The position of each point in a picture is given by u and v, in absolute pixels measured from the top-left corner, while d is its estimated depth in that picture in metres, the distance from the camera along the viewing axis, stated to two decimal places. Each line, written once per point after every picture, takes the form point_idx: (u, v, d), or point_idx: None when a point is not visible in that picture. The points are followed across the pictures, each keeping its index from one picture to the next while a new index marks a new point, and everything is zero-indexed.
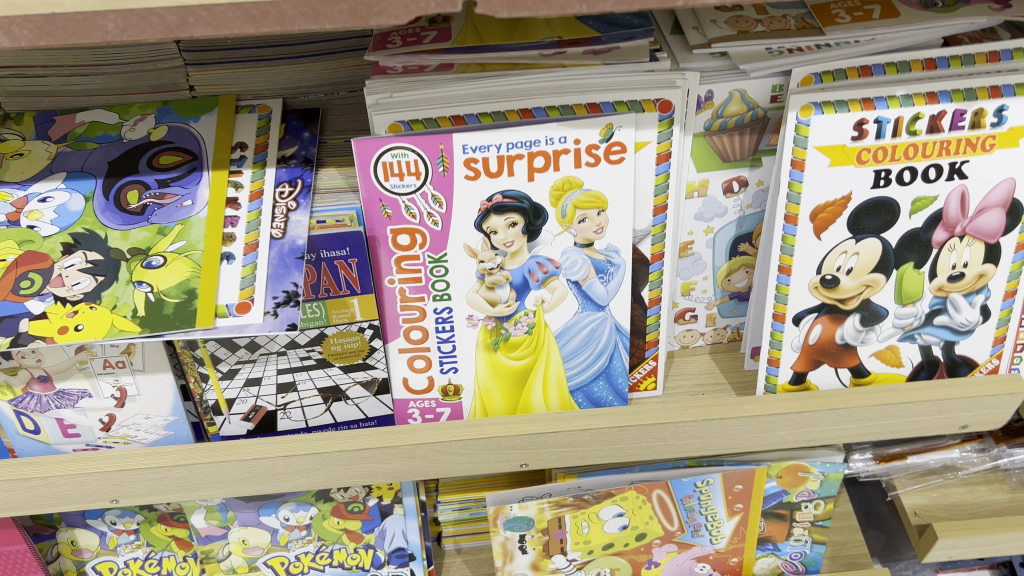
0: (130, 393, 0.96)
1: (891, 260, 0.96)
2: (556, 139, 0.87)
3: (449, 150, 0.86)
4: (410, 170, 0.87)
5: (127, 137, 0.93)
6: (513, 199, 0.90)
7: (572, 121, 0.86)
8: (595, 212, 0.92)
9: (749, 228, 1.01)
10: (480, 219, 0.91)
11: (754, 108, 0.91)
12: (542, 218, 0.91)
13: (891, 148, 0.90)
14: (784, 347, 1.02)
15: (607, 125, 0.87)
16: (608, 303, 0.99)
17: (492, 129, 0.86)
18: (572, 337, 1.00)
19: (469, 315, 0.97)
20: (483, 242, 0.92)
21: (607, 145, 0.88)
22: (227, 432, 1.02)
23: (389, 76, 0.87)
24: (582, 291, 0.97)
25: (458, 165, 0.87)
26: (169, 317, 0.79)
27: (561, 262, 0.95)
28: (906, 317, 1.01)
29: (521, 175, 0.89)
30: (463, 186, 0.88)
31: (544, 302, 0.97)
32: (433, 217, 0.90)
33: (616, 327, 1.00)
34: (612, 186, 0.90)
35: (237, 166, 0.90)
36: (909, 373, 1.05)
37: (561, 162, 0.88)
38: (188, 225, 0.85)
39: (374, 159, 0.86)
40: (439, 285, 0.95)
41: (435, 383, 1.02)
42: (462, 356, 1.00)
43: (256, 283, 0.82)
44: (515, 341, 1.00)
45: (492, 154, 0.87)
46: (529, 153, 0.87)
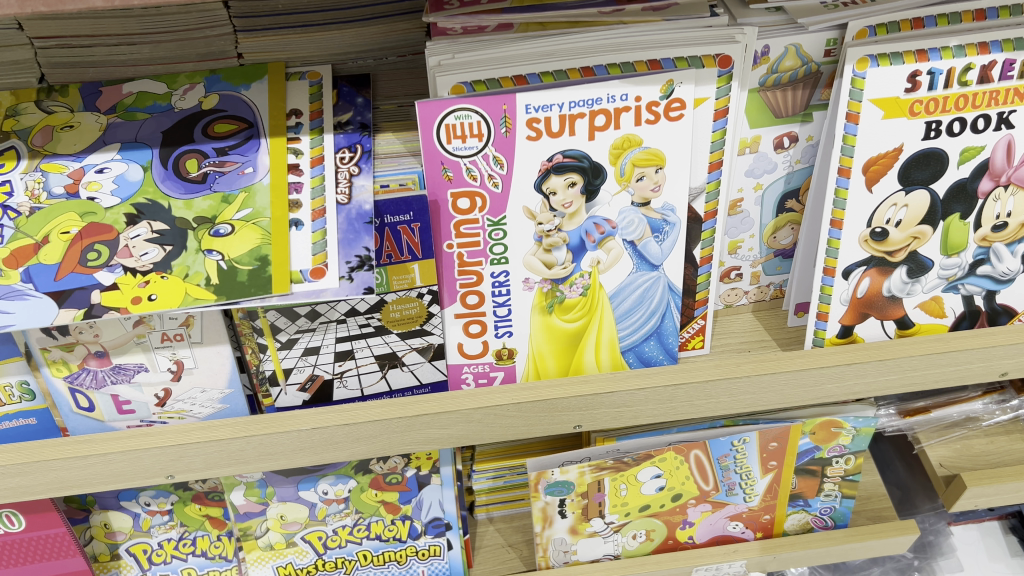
0: (187, 365, 0.95)
1: (939, 211, 0.98)
2: (617, 97, 0.87)
3: (512, 110, 0.86)
4: (473, 132, 0.87)
5: (178, 107, 0.91)
6: (573, 159, 0.90)
7: (633, 79, 0.86)
8: (652, 169, 0.92)
9: (797, 184, 1.02)
10: (540, 180, 0.91)
11: (809, 63, 0.92)
12: (601, 176, 0.91)
13: (942, 100, 0.91)
14: (833, 301, 1.03)
15: (668, 81, 0.87)
16: (662, 262, 0.99)
17: (554, 88, 0.86)
18: (626, 297, 1.01)
19: (525, 277, 0.97)
20: (542, 204, 0.92)
21: (667, 102, 0.88)
22: (283, 404, 1.01)
23: (450, 38, 0.87)
24: (637, 251, 0.98)
25: (521, 126, 0.87)
26: (244, 284, 0.79)
27: (618, 222, 0.95)
28: (950, 268, 1.03)
29: (582, 134, 0.88)
30: (525, 147, 0.88)
31: (600, 263, 0.97)
32: (494, 179, 0.90)
33: (669, 286, 1.01)
34: (671, 143, 0.91)
35: (294, 133, 0.89)
36: (951, 324, 1.07)
37: (621, 120, 0.88)
38: (253, 193, 0.84)
39: (438, 120, 0.86)
40: (498, 248, 0.94)
41: (489, 347, 1.01)
42: (518, 320, 1.00)
43: (328, 248, 0.81)
44: (570, 303, 1.00)
45: (554, 113, 0.87)
46: (590, 112, 0.87)
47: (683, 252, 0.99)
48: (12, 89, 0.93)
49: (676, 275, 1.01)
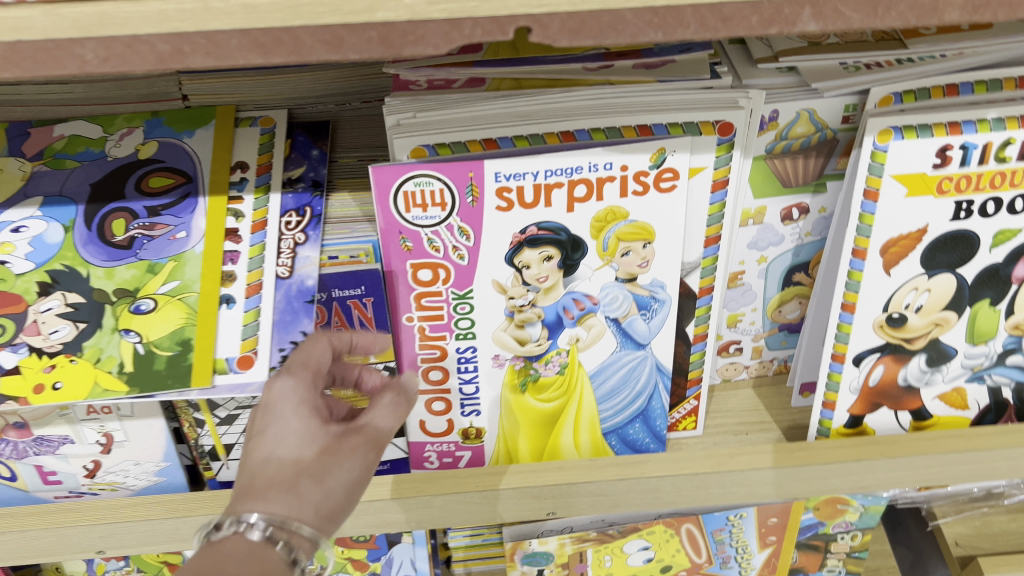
0: (118, 438, 0.86)
1: (965, 296, 0.87)
2: (600, 165, 0.76)
3: (479, 178, 0.75)
4: (435, 201, 0.76)
5: (112, 155, 0.82)
6: (550, 231, 0.80)
7: (620, 146, 0.75)
8: (640, 244, 0.82)
9: (806, 257, 0.91)
10: (512, 252, 0.80)
11: (823, 129, 0.80)
12: (581, 250, 0.81)
13: (976, 177, 0.79)
14: (841, 389, 0.92)
15: (659, 150, 0.76)
16: (649, 341, 0.89)
17: (528, 155, 0.75)
18: (610, 375, 0.90)
19: (495, 354, 0.87)
20: (513, 277, 0.82)
21: (657, 172, 0.77)
22: (225, 478, 0.92)
23: (412, 93, 0.77)
24: (622, 328, 0.87)
25: (490, 195, 0.76)
26: (161, 374, 0.69)
27: (600, 298, 0.84)
28: (976, 357, 0.91)
29: (559, 205, 0.78)
30: (494, 218, 0.78)
31: (579, 340, 0.87)
32: (459, 251, 0.80)
33: (657, 366, 0.91)
34: (662, 217, 0.80)
35: (237, 191, 0.80)
36: (975, 417, 0.96)
37: (604, 191, 0.78)
38: (182, 262, 0.75)
39: (394, 188, 0.75)
40: (463, 323, 0.84)
41: (454, 426, 0.92)
42: (486, 397, 0.90)
43: (260, 331, 0.72)
44: (544, 382, 0.90)
45: (528, 183, 0.76)
46: (569, 181, 0.76)
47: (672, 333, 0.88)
48: None
49: (664, 354, 0.90)
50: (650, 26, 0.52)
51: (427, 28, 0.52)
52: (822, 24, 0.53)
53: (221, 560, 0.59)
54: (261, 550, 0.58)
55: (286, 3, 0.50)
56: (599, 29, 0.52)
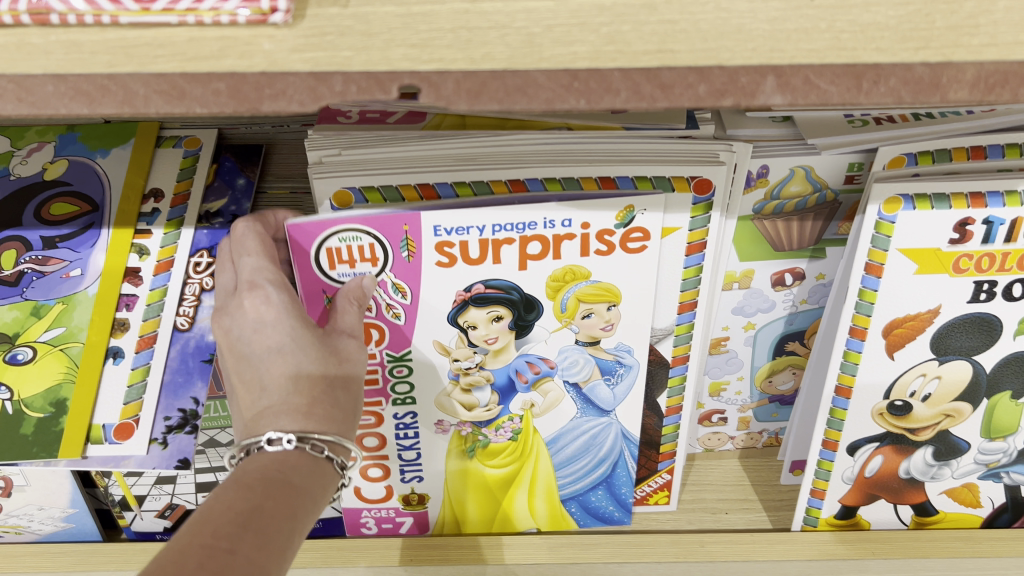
0: (17, 482, 0.78)
1: (982, 387, 0.75)
2: (557, 222, 0.65)
3: (415, 232, 0.65)
4: (364, 257, 0.66)
5: (16, 173, 0.73)
6: (499, 289, 0.69)
7: (578, 201, 0.64)
8: (604, 305, 0.71)
9: (801, 326, 0.80)
10: (456, 311, 0.70)
11: (822, 189, 0.69)
12: (536, 310, 0.70)
13: (1000, 256, 0.67)
14: (832, 478, 0.80)
15: (627, 207, 0.64)
16: (614, 407, 0.78)
17: (470, 208, 0.64)
18: (567, 444, 0.80)
19: (438, 419, 0.77)
20: (458, 338, 0.72)
21: (624, 232, 0.66)
22: (140, 528, 0.83)
23: (340, 127, 0.67)
24: (582, 395, 0.77)
25: (428, 250, 0.66)
26: (26, 441, 0.60)
27: (558, 361, 0.74)
28: (992, 452, 0.79)
29: (510, 263, 0.67)
30: (433, 275, 0.68)
31: (534, 406, 0.77)
32: (393, 309, 0.70)
33: (623, 433, 0.80)
34: (629, 279, 0.69)
35: (146, 223, 0.71)
36: (988, 516, 0.83)
37: (562, 249, 0.67)
38: (71, 305, 0.66)
39: (317, 243, 0.65)
40: (401, 387, 0.75)
41: (394, 492, 0.82)
42: (428, 462, 0.80)
43: (145, 395, 0.63)
44: (495, 449, 0.79)
45: (472, 238, 0.65)
46: (521, 238, 0.66)
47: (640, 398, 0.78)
48: None
49: (632, 421, 0.79)
50: (569, 92, 0.42)
51: (288, 80, 0.41)
52: (790, 98, 0.42)
53: (281, 470, 0.53)
54: (316, 463, 0.55)
55: (115, 43, 0.41)
56: (505, 94, 0.42)
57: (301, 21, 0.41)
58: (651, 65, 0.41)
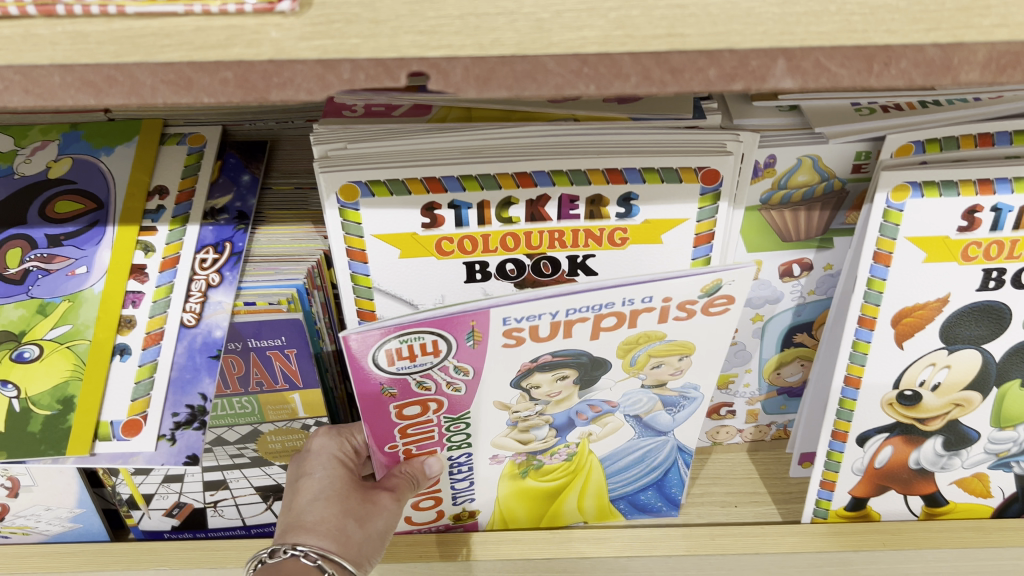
0: (25, 482, 0.78)
1: (992, 375, 0.74)
2: (636, 300, 0.63)
3: (482, 325, 0.62)
4: (426, 351, 0.64)
5: (20, 172, 0.73)
6: (567, 356, 0.67)
7: (665, 280, 0.62)
8: (675, 356, 0.70)
9: (809, 317, 0.79)
10: (518, 377, 0.68)
11: (829, 178, 0.69)
12: (603, 368, 0.69)
13: (1009, 244, 0.67)
14: (842, 469, 0.80)
15: (714, 280, 0.63)
16: (671, 428, 0.77)
17: (541, 300, 0.61)
18: (623, 459, 0.79)
19: (493, 456, 0.76)
20: (519, 397, 0.70)
21: (706, 300, 0.65)
22: (148, 527, 0.83)
23: (346, 120, 0.67)
24: (643, 422, 0.76)
25: (495, 334, 0.64)
26: (34, 438, 0.60)
27: (620, 402, 0.73)
28: (1002, 442, 0.79)
29: (581, 335, 0.65)
30: (500, 354, 0.65)
31: (592, 435, 0.75)
32: (453, 384, 0.67)
33: (679, 446, 0.80)
34: (700, 334, 0.68)
35: (151, 220, 0.70)
36: (999, 507, 0.83)
37: (638, 320, 0.65)
38: (78, 303, 0.66)
39: (375, 347, 0.62)
40: (457, 437, 0.73)
41: (445, 513, 0.81)
42: (481, 485, 0.79)
43: (152, 392, 0.63)
44: (550, 469, 0.78)
45: (544, 321, 0.63)
46: (596, 316, 0.64)
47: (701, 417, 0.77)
48: None
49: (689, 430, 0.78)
50: (578, 77, 0.42)
51: (296, 69, 0.41)
52: (800, 81, 0.42)
53: None
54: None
55: (121, 32, 0.40)
56: (514, 80, 0.42)
57: (308, 9, 0.40)
58: (662, 49, 0.41)
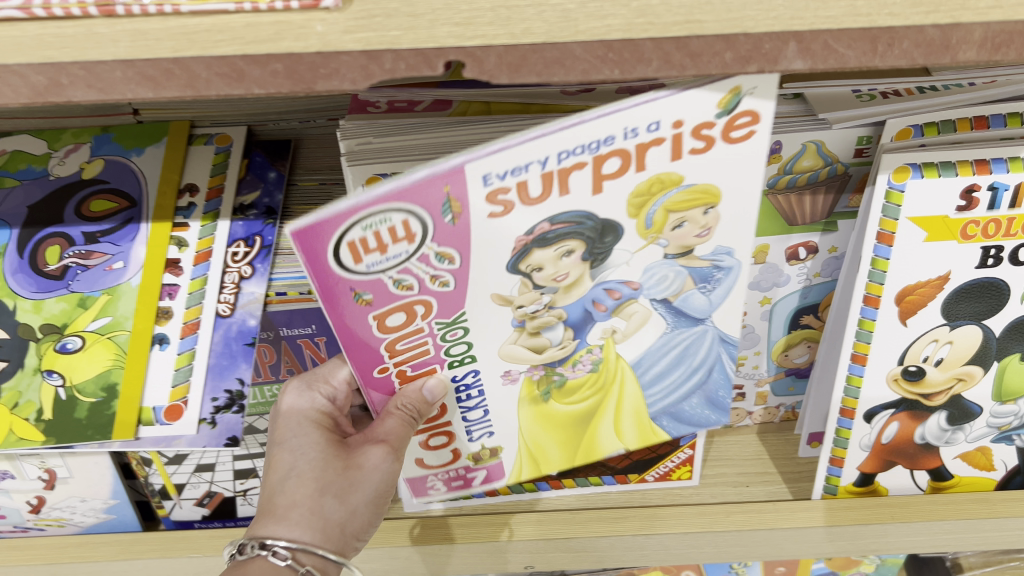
0: (61, 474, 0.80)
1: (992, 350, 0.77)
2: (641, 130, 0.50)
3: (459, 190, 0.50)
4: (398, 237, 0.51)
5: (55, 174, 0.76)
6: (568, 223, 0.55)
7: (674, 97, 0.48)
8: (699, 210, 0.57)
9: (815, 299, 0.83)
10: (517, 258, 0.56)
11: (833, 163, 0.72)
12: (615, 234, 0.57)
13: (1006, 222, 0.70)
14: (850, 446, 0.83)
15: (731, 92, 0.49)
16: (710, 313, 0.67)
17: (522, 141, 0.48)
18: (655, 363, 0.70)
19: (505, 369, 0.67)
20: (520, 285, 0.59)
21: (727, 120, 0.51)
22: (179, 517, 0.86)
23: (370, 116, 0.69)
24: (673, 308, 0.65)
25: (477, 203, 0.51)
26: (80, 424, 0.63)
27: (642, 282, 0.62)
28: (1003, 415, 0.82)
29: (580, 189, 0.53)
30: (489, 226, 0.53)
31: (617, 332, 0.66)
32: (439, 279, 0.56)
33: (721, 338, 0.69)
34: (732, 176, 0.55)
35: (183, 217, 0.73)
36: (1002, 479, 0.86)
37: (646, 159, 0.52)
38: (116, 296, 0.69)
39: (334, 239, 0.50)
40: (457, 348, 0.63)
41: (461, 452, 0.75)
42: (498, 414, 0.72)
43: (192, 377, 0.66)
44: (573, 384, 0.70)
45: (532, 173, 0.51)
46: (595, 159, 0.51)
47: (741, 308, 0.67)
48: None
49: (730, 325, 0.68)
50: (603, 62, 0.45)
51: (341, 61, 0.44)
52: (809, 63, 0.45)
53: None
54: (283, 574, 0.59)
55: (179, 30, 0.44)
56: (543, 66, 0.45)
57: (349, 5, 0.44)
58: (681, 34, 0.44)
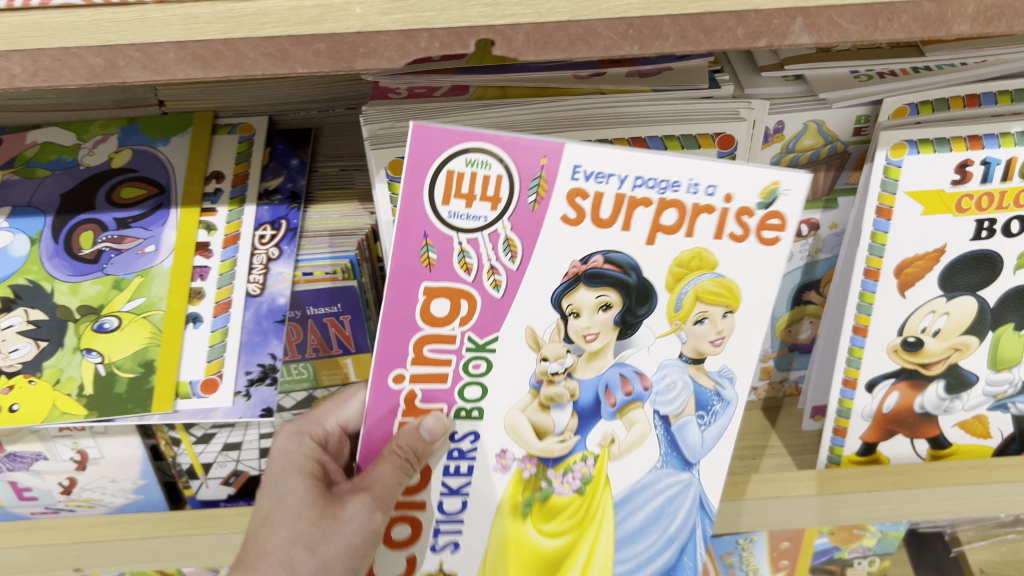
0: (92, 456, 0.83)
1: (987, 320, 0.81)
2: (701, 187, 0.56)
3: (552, 168, 0.55)
4: (483, 193, 0.56)
5: (84, 164, 0.78)
6: (617, 267, 0.59)
7: (732, 165, 0.55)
8: (719, 309, 0.62)
9: (817, 275, 0.86)
10: (562, 288, 0.60)
11: (834, 142, 0.76)
12: (648, 304, 0.61)
13: (999, 195, 0.74)
14: (853, 416, 0.86)
15: (772, 183, 0.56)
16: (700, 458, 0.69)
17: (624, 149, 0.54)
18: (637, 508, 0.71)
19: (502, 448, 0.67)
20: (554, 328, 0.61)
21: (763, 215, 0.58)
22: (206, 496, 0.89)
23: (391, 101, 0.72)
24: (670, 434, 0.67)
25: (558, 198, 0.56)
26: (121, 398, 0.66)
27: (653, 381, 0.65)
28: (999, 384, 0.85)
29: (638, 231, 0.58)
30: (557, 232, 0.58)
31: (614, 442, 0.67)
32: (494, 275, 0.59)
33: (700, 501, 0.71)
34: (754, 277, 0.60)
35: (210, 202, 0.76)
36: (998, 446, 0.90)
37: (697, 224, 0.58)
38: (150, 278, 0.72)
39: (436, 164, 0.55)
40: (471, 390, 0.65)
41: (418, 566, 0.73)
42: (472, 519, 0.71)
43: (226, 353, 0.69)
44: (554, 502, 0.70)
45: (609, 189, 0.56)
46: (659, 200, 0.56)
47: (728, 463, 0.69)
48: None
49: (712, 487, 0.71)
50: (624, 39, 0.48)
51: (379, 40, 0.47)
52: (815, 37, 0.49)
53: None
54: None
55: (227, 13, 0.46)
56: (568, 43, 0.48)
57: None
58: (696, 11, 0.47)
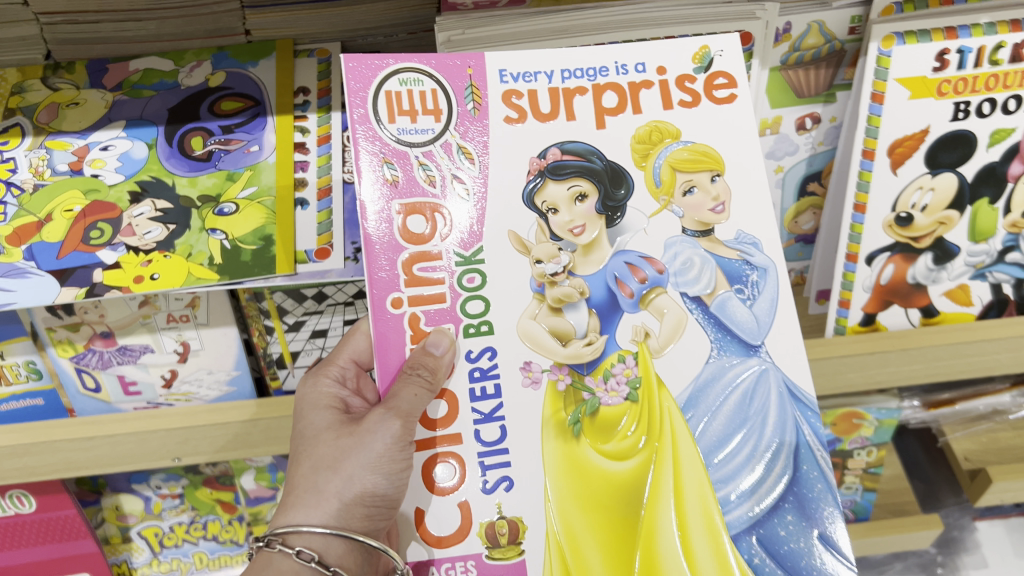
0: (194, 347, 0.94)
1: (966, 196, 0.94)
2: (629, 67, 0.76)
3: (479, 77, 0.75)
4: (427, 107, 0.74)
5: (185, 84, 0.90)
6: (580, 157, 0.75)
7: (651, 47, 0.76)
8: (705, 176, 0.75)
9: (819, 166, 1.00)
10: (531, 189, 0.74)
11: (832, 40, 0.91)
12: (624, 185, 0.75)
13: (971, 79, 0.88)
14: (855, 288, 0.99)
15: (702, 48, 0.76)
16: (761, 338, 0.73)
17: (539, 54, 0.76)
18: (706, 411, 0.72)
19: (526, 361, 0.72)
20: (538, 228, 0.74)
21: (705, 78, 0.76)
22: (291, 388, 1.00)
23: (460, 13, 0.84)
24: (711, 315, 0.74)
25: (496, 100, 0.75)
26: (248, 263, 0.77)
27: (667, 266, 0.74)
28: (978, 254, 0.97)
29: (586, 119, 0.75)
30: (505, 130, 0.74)
31: (651, 336, 0.73)
32: (459, 181, 0.73)
33: (786, 387, 0.72)
34: (715, 137, 0.76)
35: (301, 111, 0.89)
36: (979, 313, 1.01)
37: (640, 100, 0.76)
38: (258, 171, 0.83)
39: (376, 85, 0.73)
40: (472, 305, 0.73)
41: (474, 520, 0.71)
42: (517, 447, 0.72)
43: (333, 228, 0.81)
44: (603, 415, 0.72)
45: (541, 85, 0.75)
46: (594, 87, 0.76)
47: (797, 336, 0.73)
48: (20, 66, 0.92)
49: (792, 369, 0.73)
50: None
51: None
52: None
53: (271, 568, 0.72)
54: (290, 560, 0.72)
55: None
56: None
57: None
58: None
